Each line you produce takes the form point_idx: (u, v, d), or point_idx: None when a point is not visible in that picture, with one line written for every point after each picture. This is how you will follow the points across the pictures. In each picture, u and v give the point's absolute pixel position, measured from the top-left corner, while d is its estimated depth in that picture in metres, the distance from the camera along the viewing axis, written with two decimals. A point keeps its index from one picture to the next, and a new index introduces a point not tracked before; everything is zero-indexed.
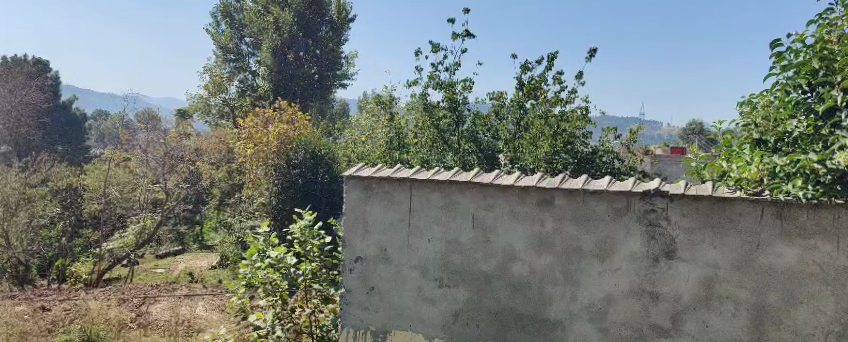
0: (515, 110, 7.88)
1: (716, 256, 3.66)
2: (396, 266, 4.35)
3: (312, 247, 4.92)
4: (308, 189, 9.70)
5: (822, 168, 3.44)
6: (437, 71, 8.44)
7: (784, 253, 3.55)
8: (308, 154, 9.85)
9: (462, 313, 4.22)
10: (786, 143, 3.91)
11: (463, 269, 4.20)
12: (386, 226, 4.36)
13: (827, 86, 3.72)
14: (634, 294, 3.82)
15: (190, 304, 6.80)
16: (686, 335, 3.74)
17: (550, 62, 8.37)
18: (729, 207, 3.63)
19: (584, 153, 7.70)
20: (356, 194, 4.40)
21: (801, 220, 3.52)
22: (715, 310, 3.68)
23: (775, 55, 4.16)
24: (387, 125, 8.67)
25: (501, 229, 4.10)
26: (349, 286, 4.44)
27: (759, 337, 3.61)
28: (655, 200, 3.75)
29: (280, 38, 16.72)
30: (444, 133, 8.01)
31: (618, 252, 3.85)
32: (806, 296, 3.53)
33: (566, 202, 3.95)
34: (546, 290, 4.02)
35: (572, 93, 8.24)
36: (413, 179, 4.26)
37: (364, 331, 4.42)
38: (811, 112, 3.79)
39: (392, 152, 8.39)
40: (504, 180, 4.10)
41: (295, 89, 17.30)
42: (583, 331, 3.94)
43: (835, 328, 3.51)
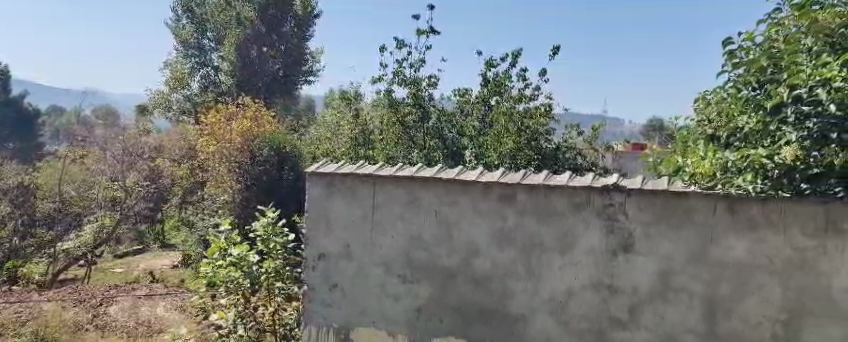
0: (478, 107, 8.07)
1: (671, 249, 3.74)
2: (359, 263, 4.36)
3: (275, 245, 4.93)
4: (273, 186, 9.45)
5: (770, 163, 3.49)
6: (402, 67, 8.44)
7: (735, 245, 3.61)
8: (273, 151, 9.68)
9: (425, 309, 4.24)
10: (738, 139, 3.98)
11: (426, 265, 4.22)
12: (349, 223, 4.37)
13: (773, 84, 3.86)
14: (592, 287, 3.90)
15: (152, 304, 6.68)
16: (642, 327, 3.82)
17: (515, 59, 8.45)
18: (683, 201, 3.70)
19: (547, 150, 7.78)
20: (319, 190, 4.40)
21: (752, 212, 3.57)
22: (670, 302, 3.76)
23: (726, 54, 4.31)
24: (353, 122, 8.68)
25: (464, 224, 4.13)
26: (312, 283, 4.46)
27: (711, 327, 3.69)
28: (613, 195, 3.83)
29: (244, 33, 16.54)
30: (410, 129, 8.04)
31: (577, 246, 3.92)
32: (755, 286, 3.60)
33: (527, 197, 4.00)
34: (507, 284, 4.07)
35: (535, 90, 8.34)
36: (376, 176, 4.26)
37: (327, 329, 4.44)
38: (759, 108, 3.83)
39: (357, 147, 8.42)
40: (466, 176, 4.13)
41: (260, 85, 17.26)
42: (544, 324, 4.01)
43: (782, 318, 3.57)
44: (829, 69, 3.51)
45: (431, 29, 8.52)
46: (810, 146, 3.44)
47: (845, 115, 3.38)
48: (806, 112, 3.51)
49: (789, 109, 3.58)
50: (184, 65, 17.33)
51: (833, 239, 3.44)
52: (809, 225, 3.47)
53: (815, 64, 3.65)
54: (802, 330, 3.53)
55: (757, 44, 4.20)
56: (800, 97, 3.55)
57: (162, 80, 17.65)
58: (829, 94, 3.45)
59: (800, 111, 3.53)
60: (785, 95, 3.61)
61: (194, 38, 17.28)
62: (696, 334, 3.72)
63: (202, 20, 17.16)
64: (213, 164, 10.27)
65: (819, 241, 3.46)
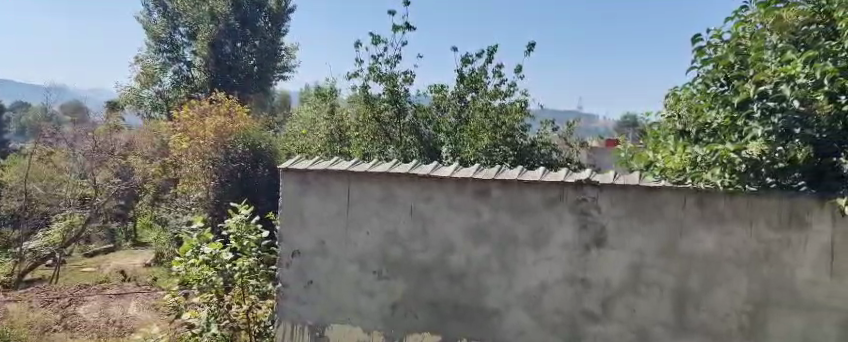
0: (454, 103, 8.05)
1: (642, 243, 3.79)
2: (334, 259, 4.34)
3: (248, 243, 4.84)
4: (248, 183, 9.39)
5: (738, 158, 3.52)
6: (378, 63, 8.40)
7: (704, 238, 3.68)
8: (247, 148, 9.61)
9: (401, 305, 4.24)
10: (707, 134, 4.04)
11: (400, 261, 4.22)
12: (324, 220, 4.34)
13: (740, 80, 3.90)
14: (566, 281, 3.94)
15: (123, 303, 6.58)
16: (614, 320, 3.86)
17: (490, 55, 8.48)
18: (654, 195, 3.75)
19: (523, 146, 7.82)
20: (293, 187, 4.38)
21: (719, 207, 3.64)
22: (641, 295, 3.81)
23: (696, 50, 4.32)
24: (329, 118, 8.65)
25: (439, 220, 4.13)
26: (286, 281, 4.43)
27: (681, 319, 3.75)
28: (586, 190, 3.87)
29: (217, 28, 16.29)
30: (386, 125, 8.07)
31: (551, 241, 3.95)
32: (723, 279, 3.67)
33: (502, 192, 4.03)
34: (482, 279, 4.09)
35: (511, 86, 8.38)
36: (351, 172, 4.24)
37: (302, 326, 4.42)
38: (727, 104, 3.87)
39: (334, 144, 8.40)
40: (441, 172, 4.13)
41: (235, 81, 17.02)
42: (518, 318, 4.04)
43: (748, 309, 3.64)
44: (793, 67, 3.61)
45: (407, 25, 8.48)
46: (775, 141, 3.47)
47: (808, 111, 3.50)
48: (771, 108, 3.59)
49: (756, 105, 3.66)
50: (155, 60, 17.12)
51: (797, 232, 3.52)
52: (774, 218, 3.56)
53: (780, 62, 3.75)
54: (768, 320, 3.61)
55: (725, 41, 4.25)
56: (766, 94, 3.64)
57: (133, 76, 17.28)
58: (792, 90, 3.54)
59: (766, 107, 3.62)
60: (751, 91, 3.68)
61: (165, 33, 16.95)
62: (667, 326, 3.78)
63: (174, 15, 16.85)
64: (185, 162, 9.93)
65: (783, 234, 3.55)
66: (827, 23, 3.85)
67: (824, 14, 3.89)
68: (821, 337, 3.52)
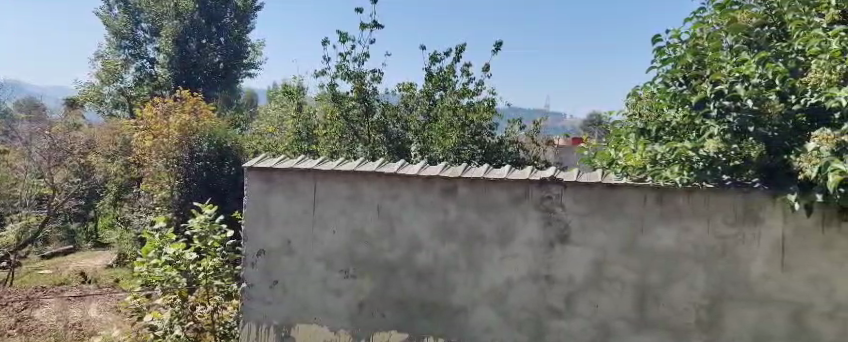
0: (423, 101, 8.08)
1: (605, 240, 3.86)
2: (300, 258, 4.32)
3: (213, 243, 4.76)
4: (214, 181, 9.27)
5: (696, 156, 3.63)
6: (345, 61, 8.36)
7: (664, 235, 3.77)
8: (213, 147, 9.40)
9: (368, 304, 4.24)
10: (666, 133, 4.12)
11: (367, 260, 4.22)
12: (290, 219, 4.31)
13: (698, 79, 4.01)
14: (531, 278, 3.99)
15: (83, 306, 6.45)
16: (578, 316, 3.93)
17: (458, 54, 8.52)
18: (616, 192, 3.83)
19: (491, 144, 7.85)
20: (258, 185, 4.34)
21: (678, 203, 3.72)
22: (603, 291, 3.88)
23: (656, 50, 4.39)
24: (295, 116, 8.52)
25: (405, 218, 4.14)
26: (251, 281, 4.38)
27: (642, 313, 3.83)
28: (550, 188, 3.92)
29: (181, 25, 16.01)
30: (354, 123, 8.02)
31: (516, 239, 4.00)
32: (683, 274, 3.76)
33: (469, 190, 4.05)
34: (449, 277, 4.11)
35: (479, 85, 8.42)
36: (317, 170, 4.21)
37: (267, 326, 4.38)
38: (685, 103, 3.98)
39: (301, 142, 8.32)
40: (408, 170, 4.14)
41: (200, 79, 16.78)
42: (484, 315, 4.07)
43: (706, 303, 3.73)
44: (747, 67, 3.72)
45: (375, 23, 8.46)
46: (730, 140, 3.60)
47: (760, 109, 3.60)
48: (727, 107, 3.73)
49: (712, 103, 3.77)
50: (117, 57, 16.71)
51: (751, 227, 3.63)
52: (730, 214, 3.66)
53: (735, 61, 3.87)
54: (725, 313, 3.71)
55: (684, 40, 4.30)
56: (722, 93, 3.76)
57: (93, 72, 16.83)
58: (746, 90, 3.66)
59: (722, 106, 3.74)
60: (708, 90, 3.80)
61: (127, 29, 16.56)
62: (628, 321, 3.86)
63: (137, 10, 16.50)
64: (148, 160, 9.70)
65: (738, 229, 3.65)
66: (779, 25, 4.04)
67: (775, 16, 4.07)
68: (774, 329, 3.63)
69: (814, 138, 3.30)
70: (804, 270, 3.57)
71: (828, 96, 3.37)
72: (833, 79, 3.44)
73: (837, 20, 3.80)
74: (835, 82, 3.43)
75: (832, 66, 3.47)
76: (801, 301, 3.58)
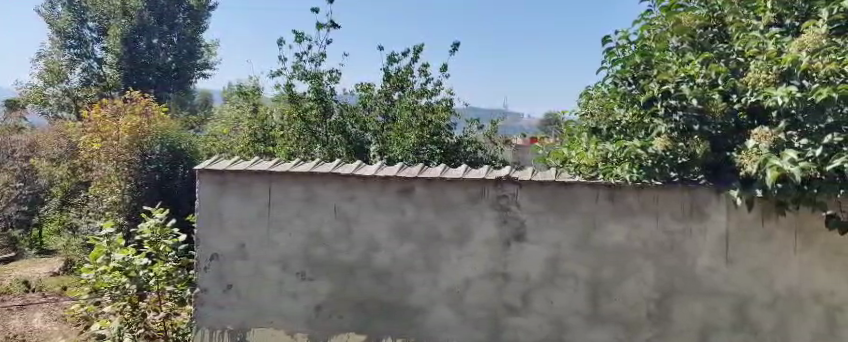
0: (381, 101, 8.07)
1: (559, 237, 3.93)
2: (254, 261, 4.25)
3: (165, 247, 4.63)
4: (167, 184, 8.97)
5: (645, 154, 3.71)
6: (301, 61, 8.26)
7: (615, 231, 3.85)
8: (166, 148, 9.08)
9: (325, 305, 4.20)
10: (617, 131, 4.22)
11: (324, 261, 4.18)
12: (244, 222, 4.24)
13: (646, 79, 4.07)
14: (488, 276, 4.02)
15: (26, 316, 6.19)
16: (534, 313, 3.98)
17: (416, 54, 8.53)
18: (569, 190, 3.89)
19: (449, 144, 7.82)
20: (210, 188, 4.25)
21: (629, 200, 3.81)
22: (558, 287, 3.95)
23: (605, 52, 4.46)
24: (251, 117, 8.46)
25: (362, 219, 4.13)
26: (205, 285, 4.29)
27: (596, 308, 3.91)
28: (506, 187, 3.96)
29: (130, 24, 15.53)
30: (312, 125, 7.88)
31: (473, 238, 4.03)
32: (633, 269, 3.85)
33: (425, 190, 4.06)
34: (407, 277, 4.11)
35: (437, 85, 8.44)
36: (271, 172, 4.15)
37: (221, 331, 4.30)
38: (634, 102, 4.06)
39: (257, 144, 8.26)
40: (365, 171, 4.12)
41: (151, 79, 16.35)
42: (442, 314, 4.09)
43: (656, 297, 3.84)
44: (692, 67, 3.82)
45: (331, 23, 8.39)
46: (677, 138, 3.72)
47: (705, 108, 3.70)
48: (673, 106, 3.79)
49: (659, 103, 3.84)
50: (61, 57, 16.10)
51: (697, 222, 3.75)
52: (678, 210, 3.76)
53: (681, 62, 3.96)
54: (674, 307, 3.82)
55: (632, 41, 4.40)
56: (668, 92, 3.79)
57: (36, 73, 16.23)
58: (691, 89, 3.72)
59: (669, 105, 3.80)
60: (655, 90, 3.84)
61: (72, 27, 15.85)
62: (582, 316, 3.93)
63: (80, 8, 15.84)
64: (97, 163, 9.23)
65: (685, 224, 3.76)
66: (721, 28, 4.15)
67: (717, 18, 4.17)
68: (719, 321, 3.76)
69: (753, 136, 3.43)
70: (747, 263, 3.70)
71: (766, 95, 3.43)
72: (770, 79, 3.49)
73: (772, 22, 4.01)
74: (772, 82, 3.48)
75: (770, 67, 3.52)
76: (745, 293, 3.71)
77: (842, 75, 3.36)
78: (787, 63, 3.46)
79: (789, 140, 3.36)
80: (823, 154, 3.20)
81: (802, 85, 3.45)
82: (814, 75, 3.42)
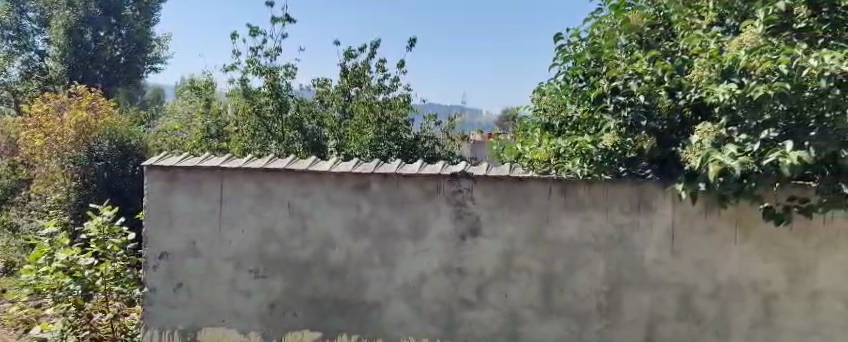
0: (338, 97, 7.95)
1: (512, 231, 3.97)
2: (205, 259, 4.16)
3: (112, 247, 4.42)
4: (116, 182, 8.22)
5: (595, 149, 3.81)
6: (256, 55, 8.11)
7: (567, 224, 3.92)
8: (115, 145, 8.38)
9: (279, 304, 4.15)
10: (569, 127, 4.32)
11: (277, 258, 4.13)
12: (195, 219, 4.15)
13: (596, 75, 4.18)
14: (443, 271, 4.04)
15: None
16: (488, 306, 4.02)
17: (373, 50, 8.48)
18: (522, 185, 3.95)
19: (407, 140, 7.74)
20: (159, 184, 4.14)
21: (580, 195, 3.89)
22: (512, 281, 4.00)
23: (557, 49, 4.54)
24: (204, 112, 8.30)
25: (317, 215, 4.09)
26: (153, 284, 4.19)
27: (548, 301, 3.98)
28: (461, 182, 3.99)
29: (75, 15, 14.89)
30: (267, 120, 7.76)
31: (429, 233, 4.04)
32: (584, 261, 3.93)
33: (381, 186, 4.05)
34: (362, 273, 4.10)
35: (394, 81, 8.41)
36: (223, 168, 4.07)
37: (171, 331, 4.21)
38: (585, 99, 4.16)
39: (209, 139, 8.10)
40: (319, 167, 4.08)
41: (98, 73, 15.92)
42: (398, 310, 4.09)
43: (605, 289, 3.93)
44: (640, 65, 3.89)
45: (287, 17, 8.28)
46: (625, 133, 3.79)
47: (651, 104, 3.80)
48: (622, 103, 3.89)
49: (608, 99, 3.95)
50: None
51: (645, 215, 3.85)
52: (626, 204, 3.86)
53: (629, 59, 4.07)
54: (622, 298, 3.92)
55: (583, 39, 4.50)
56: (617, 89, 3.91)
57: None
58: (639, 86, 3.82)
59: (618, 101, 3.92)
60: (605, 86, 3.94)
61: (11, 17, 15.26)
62: (535, 309, 3.99)
63: None
64: (40, 160, 8.73)
65: (633, 218, 3.86)
66: (667, 26, 4.26)
67: (663, 17, 4.31)
68: (666, 311, 3.88)
69: (697, 132, 3.52)
70: (691, 255, 3.83)
71: (709, 92, 3.55)
72: (712, 77, 3.59)
73: (714, 21, 4.11)
74: (714, 79, 3.57)
75: (712, 64, 3.62)
76: (689, 284, 3.84)
77: (777, 73, 3.39)
78: (729, 62, 3.55)
79: (729, 136, 3.47)
80: (760, 150, 3.32)
81: (741, 83, 3.48)
82: (752, 73, 3.47)
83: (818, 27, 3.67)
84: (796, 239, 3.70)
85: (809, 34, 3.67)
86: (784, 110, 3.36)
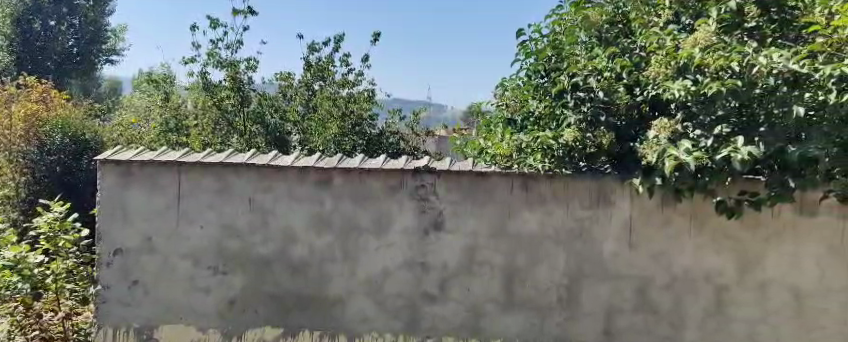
0: (302, 91, 7.83)
1: (475, 226, 4.00)
2: (162, 256, 4.07)
3: (65, 244, 4.15)
4: (69, 178, 7.67)
5: (555, 144, 3.80)
6: (216, 48, 7.92)
7: (528, 219, 3.97)
8: (68, 138, 7.73)
9: (239, 300, 4.08)
10: (531, 122, 4.36)
11: (238, 254, 4.06)
12: (151, 214, 4.05)
13: (557, 72, 4.25)
14: (407, 266, 4.04)
15: None
16: (451, 300, 4.04)
17: (337, 44, 8.39)
18: (485, 180, 3.98)
19: (372, 135, 7.73)
20: (114, 179, 4.03)
21: (541, 189, 3.95)
22: (475, 275, 4.02)
23: (519, 44, 4.55)
24: (162, 105, 8.02)
25: (279, 211, 4.03)
26: (108, 282, 4.09)
27: (510, 294, 4.02)
28: (424, 176, 3.99)
29: (23, 3, 14.31)
30: (228, 114, 7.64)
31: (392, 228, 4.03)
32: (545, 255, 3.98)
33: (343, 181, 4.02)
34: (324, 268, 4.06)
35: (358, 76, 8.35)
36: (181, 162, 3.98)
37: (127, 329, 4.11)
38: (547, 94, 4.21)
39: (168, 134, 7.83)
40: (281, 161, 4.03)
41: (49, 64, 15.31)
42: (361, 305, 4.07)
43: (565, 282, 3.99)
44: (599, 61, 3.94)
45: (249, 9, 8.12)
46: (585, 128, 3.83)
47: (610, 100, 3.86)
48: (582, 98, 3.95)
49: (569, 95, 3.99)
50: None
51: (603, 209, 3.93)
52: (586, 198, 3.93)
53: (589, 55, 4.15)
54: (582, 290, 3.98)
55: (544, 35, 4.53)
56: (577, 85, 3.95)
57: None
58: (598, 82, 3.88)
59: (578, 97, 3.97)
60: (566, 82, 3.99)
61: None
62: (497, 303, 4.03)
63: None
64: None
65: (593, 211, 3.93)
66: (625, 23, 4.33)
67: (621, 15, 4.34)
68: (623, 302, 3.96)
69: (654, 128, 3.58)
70: (648, 247, 3.92)
71: (665, 88, 3.62)
72: (669, 73, 3.65)
73: (670, 19, 4.14)
74: (670, 76, 3.64)
75: (668, 61, 3.66)
76: (646, 276, 3.93)
77: (729, 70, 3.46)
78: (685, 58, 3.60)
79: (684, 132, 3.57)
80: (713, 145, 3.44)
81: (696, 80, 3.57)
82: (707, 70, 3.54)
83: (767, 27, 3.80)
84: (748, 231, 3.83)
85: (759, 34, 3.80)
86: (735, 107, 3.50)
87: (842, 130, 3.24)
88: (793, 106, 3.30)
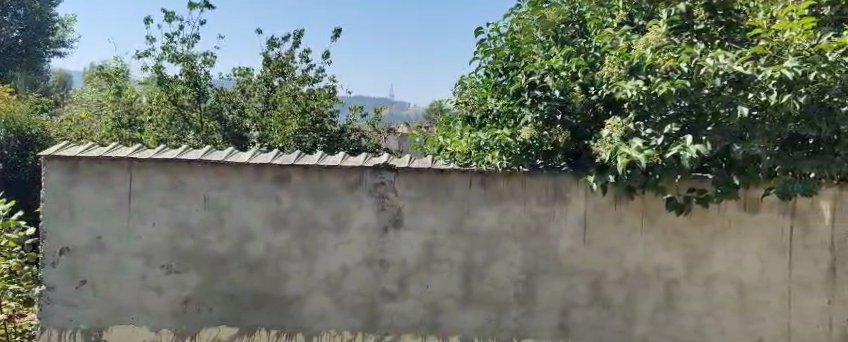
0: (261, 87, 7.66)
1: (434, 223, 4.01)
2: (112, 254, 3.95)
3: (8, 243, 3.87)
4: (11, 175, 7.34)
5: (513, 142, 3.81)
6: (172, 42, 7.73)
7: (486, 216, 4.00)
8: (12, 134, 7.37)
9: (193, 299, 4.00)
10: (489, 120, 4.39)
11: (192, 253, 3.98)
12: (101, 212, 3.93)
13: (514, 70, 4.27)
14: (365, 263, 4.02)
15: None
16: (409, 297, 4.05)
17: (297, 40, 8.31)
18: (444, 178, 3.99)
19: (332, 132, 7.60)
20: (61, 175, 3.89)
21: (499, 186, 3.99)
22: (433, 272, 4.04)
23: (478, 43, 4.58)
24: (115, 100, 7.76)
25: (235, 208, 3.97)
26: (53, 282, 3.96)
27: (468, 291, 4.05)
28: (384, 173, 3.98)
29: None
30: (184, 109, 7.48)
31: (350, 225, 4.01)
32: (502, 252, 4.03)
33: (302, 178, 3.98)
34: (281, 267, 4.01)
35: (319, 72, 8.27)
36: (133, 159, 3.86)
37: (74, 330, 3.98)
38: (504, 93, 4.25)
39: (120, 129, 7.59)
40: (237, 157, 3.94)
41: None
42: (318, 303, 4.04)
43: (522, 278, 4.04)
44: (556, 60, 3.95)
45: (206, 4, 7.95)
46: (542, 127, 3.92)
47: (566, 99, 3.93)
48: (539, 97, 4.02)
49: (526, 93, 4.05)
50: None
51: (559, 206, 4.00)
52: (543, 195, 4.00)
53: (545, 55, 4.22)
54: (538, 286, 4.04)
55: (502, 34, 4.57)
56: (534, 83, 4.03)
57: None
58: (554, 82, 3.94)
59: (535, 96, 4.03)
60: (523, 80, 4.06)
61: None
62: (455, 299, 4.05)
63: None
64: None
65: (550, 208, 4.00)
66: (580, 24, 4.42)
67: (577, 16, 4.44)
68: (578, 297, 4.04)
69: (607, 126, 3.66)
70: (602, 243, 4.00)
71: (619, 88, 3.66)
72: (621, 73, 3.70)
73: (624, 20, 4.19)
74: (622, 76, 3.70)
75: (621, 61, 3.72)
76: (600, 272, 4.01)
77: (678, 70, 3.57)
78: (636, 58, 3.67)
79: (636, 130, 3.65)
80: (664, 143, 3.55)
81: (648, 80, 3.63)
82: (658, 70, 3.63)
83: (714, 30, 3.91)
84: (698, 228, 3.95)
85: (707, 36, 3.90)
86: (685, 107, 3.58)
87: (782, 131, 3.43)
88: (739, 106, 3.38)
